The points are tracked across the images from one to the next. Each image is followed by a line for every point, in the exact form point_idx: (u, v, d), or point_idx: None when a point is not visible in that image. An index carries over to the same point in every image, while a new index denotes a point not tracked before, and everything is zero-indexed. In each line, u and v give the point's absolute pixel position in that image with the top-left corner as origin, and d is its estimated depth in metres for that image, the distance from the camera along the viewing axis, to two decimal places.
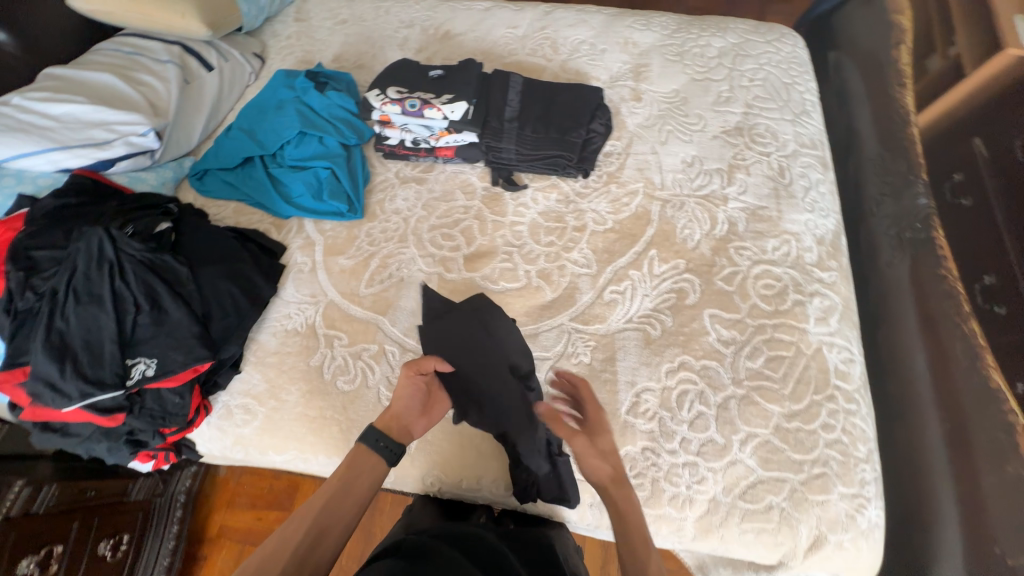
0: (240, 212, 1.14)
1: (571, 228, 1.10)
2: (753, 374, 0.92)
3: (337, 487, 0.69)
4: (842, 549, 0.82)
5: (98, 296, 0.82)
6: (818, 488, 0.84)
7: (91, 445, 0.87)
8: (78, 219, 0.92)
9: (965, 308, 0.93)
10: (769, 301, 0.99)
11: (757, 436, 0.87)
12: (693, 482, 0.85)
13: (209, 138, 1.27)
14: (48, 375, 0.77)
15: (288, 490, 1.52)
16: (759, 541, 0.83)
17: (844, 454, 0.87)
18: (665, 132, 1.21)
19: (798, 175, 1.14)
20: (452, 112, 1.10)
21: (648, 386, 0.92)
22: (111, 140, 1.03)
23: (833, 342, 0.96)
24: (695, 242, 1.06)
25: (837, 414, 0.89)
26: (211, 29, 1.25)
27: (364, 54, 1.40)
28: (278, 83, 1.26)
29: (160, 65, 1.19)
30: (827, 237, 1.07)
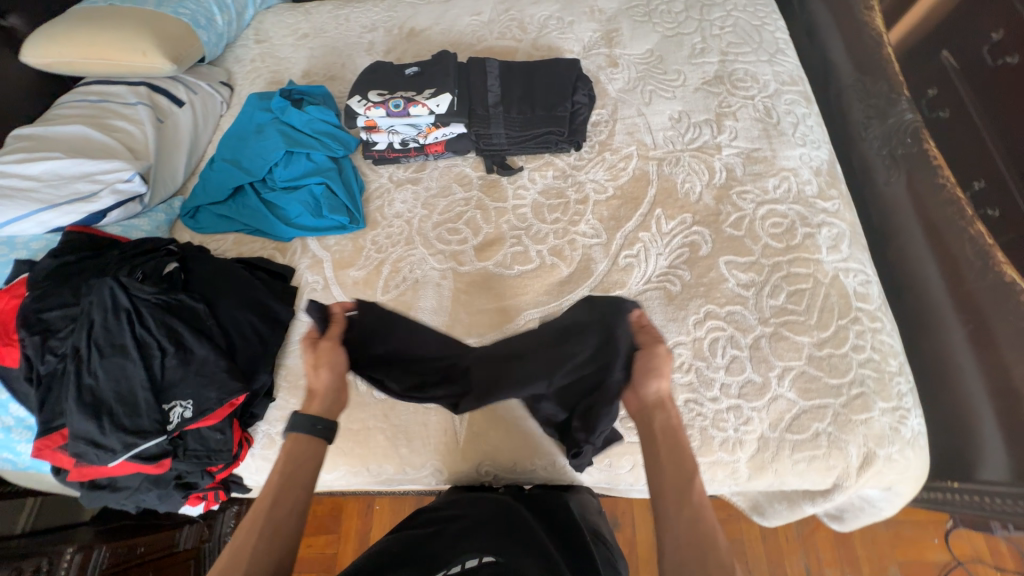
0: (240, 242, 1.13)
1: (574, 202, 1.11)
2: (778, 311, 0.94)
3: (290, 477, 0.68)
4: (892, 461, 0.85)
5: (120, 346, 0.81)
6: (860, 407, 0.86)
7: (141, 496, 0.86)
8: (83, 274, 0.90)
9: (967, 212, 0.96)
10: (779, 238, 1.01)
11: (792, 368, 0.89)
12: (740, 424, 0.87)
13: (194, 175, 1.25)
14: (88, 433, 0.76)
15: (333, 513, 1.51)
16: (812, 468, 0.85)
17: (878, 371, 0.89)
18: (647, 93, 1.22)
19: (784, 113, 1.15)
20: (437, 106, 1.09)
21: (679, 340, 0.93)
22: (97, 191, 1.00)
23: (847, 267, 0.98)
24: (697, 194, 1.08)
25: (864, 334, 0.92)
26: (175, 63, 1.23)
27: (333, 65, 1.38)
28: (253, 109, 1.24)
29: (129, 108, 1.16)
30: (823, 167, 1.09)
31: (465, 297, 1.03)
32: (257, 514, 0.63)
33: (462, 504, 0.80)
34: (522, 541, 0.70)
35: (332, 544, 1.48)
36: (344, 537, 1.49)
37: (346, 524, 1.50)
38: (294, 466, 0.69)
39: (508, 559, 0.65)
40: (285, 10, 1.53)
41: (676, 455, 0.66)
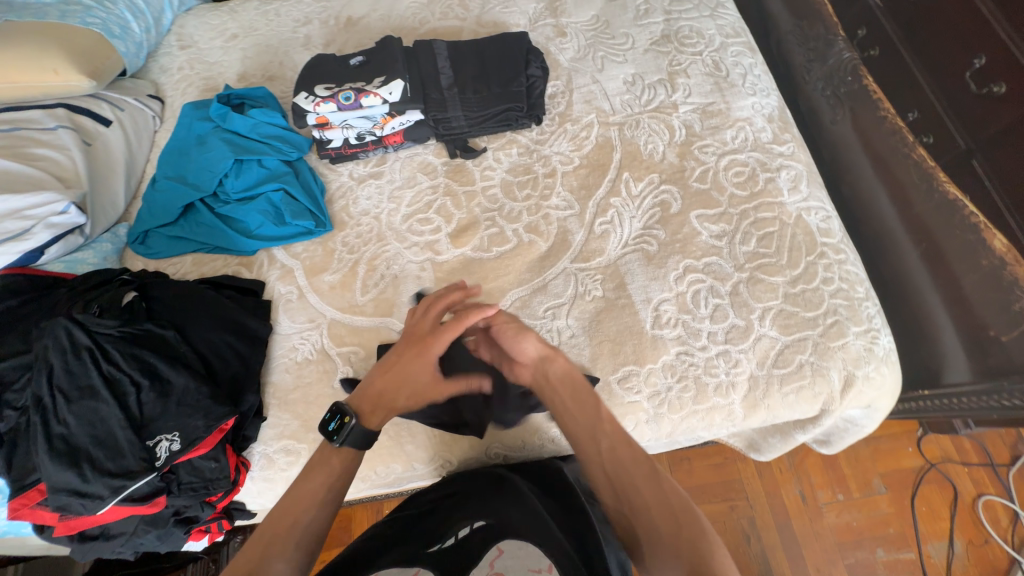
0: (199, 263, 1.06)
1: (542, 176, 1.10)
2: (751, 256, 0.98)
3: (313, 482, 0.69)
4: (870, 379, 0.91)
5: (88, 387, 0.75)
6: (836, 334, 0.92)
7: (139, 540, 0.82)
8: (33, 318, 0.84)
9: (910, 138, 1.00)
10: (743, 187, 1.04)
11: (771, 308, 0.94)
12: (730, 367, 0.91)
13: (136, 198, 1.16)
14: (68, 484, 0.71)
15: (343, 525, 1.49)
16: (801, 398, 0.90)
17: (848, 299, 0.94)
18: (598, 59, 1.22)
19: (732, 65, 1.18)
20: (390, 94, 1.05)
21: (663, 297, 0.96)
22: (29, 227, 0.91)
23: (809, 206, 1.02)
24: (661, 154, 1.10)
25: (832, 266, 0.97)
26: (93, 78, 1.13)
27: (270, 65, 1.30)
28: (190, 121, 1.16)
29: (49, 133, 1.05)
30: (775, 113, 1.13)
31: (447, 286, 1.01)
32: (278, 521, 0.65)
33: (454, 478, 0.83)
34: (517, 505, 0.76)
35: None
36: None
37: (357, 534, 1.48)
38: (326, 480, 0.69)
39: (499, 522, 0.73)
40: (207, 11, 1.43)
41: (583, 404, 0.77)
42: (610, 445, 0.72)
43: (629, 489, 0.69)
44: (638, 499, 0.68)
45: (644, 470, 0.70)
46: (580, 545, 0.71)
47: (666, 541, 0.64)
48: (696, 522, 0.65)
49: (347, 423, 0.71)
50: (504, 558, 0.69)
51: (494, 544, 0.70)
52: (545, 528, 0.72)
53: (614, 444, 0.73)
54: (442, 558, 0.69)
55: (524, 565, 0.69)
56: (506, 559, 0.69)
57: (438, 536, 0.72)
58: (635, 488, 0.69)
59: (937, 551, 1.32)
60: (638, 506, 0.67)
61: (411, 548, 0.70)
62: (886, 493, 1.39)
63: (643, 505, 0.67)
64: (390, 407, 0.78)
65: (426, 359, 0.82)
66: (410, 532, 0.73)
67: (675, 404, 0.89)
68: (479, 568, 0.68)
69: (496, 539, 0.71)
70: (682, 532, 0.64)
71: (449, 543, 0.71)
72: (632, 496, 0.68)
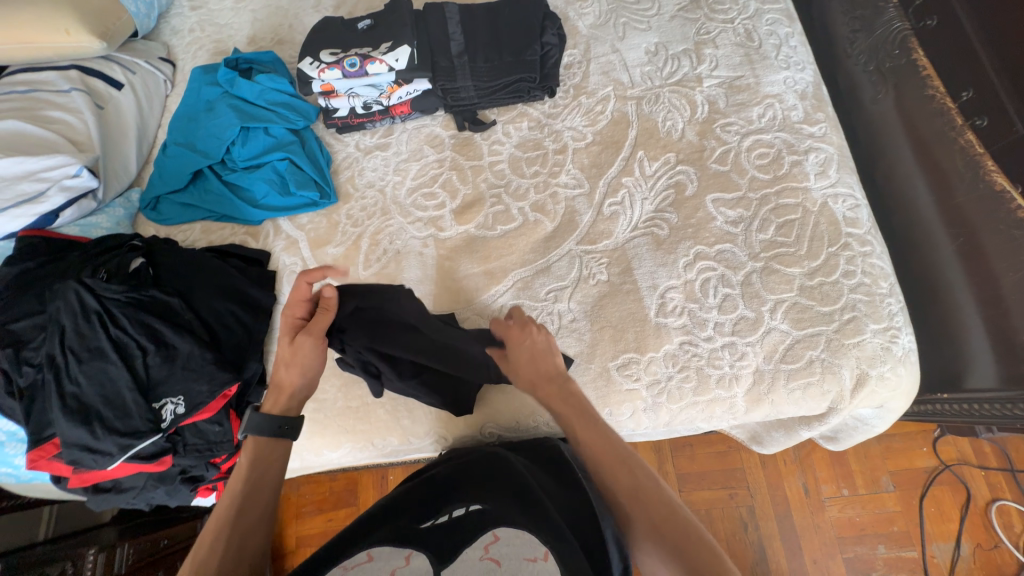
0: (208, 231, 1.08)
1: (552, 152, 1.06)
2: (768, 245, 0.93)
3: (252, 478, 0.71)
4: (884, 380, 0.86)
5: (98, 350, 0.78)
6: (852, 331, 0.87)
7: (149, 493, 0.87)
8: (44, 279, 0.86)
9: (959, 122, 0.92)
10: (766, 170, 0.98)
11: (785, 301, 0.89)
12: (735, 360, 0.88)
13: (148, 164, 1.17)
14: (80, 440, 0.75)
15: (349, 487, 1.55)
16: (808, 395, 0.87)
17: (869, 294, 0.89)
18: (620, 26, 1.14)
19: (766, 34, 1.09)
20: (396, 62, 1.01)
21: (671, 284, 0.92)
22: (44, 190, 0.93)
23: (836, 193, 0.95)
24: (679, 132, 1.03)
25: (855, 259, 0.91)
26: (104, 40, 1.12)
27: (279, 28, 1.27)
28: (200, 86, 1.15)
29: (63, 96, 1.06)
30: (809, 90, 1.04)
31: (449, 264, 1.00)
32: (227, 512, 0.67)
33: (451, 456, 0.84)
34: (514, 484, 0.73)
35: (352, 515, 1.53)
36: (363, 507, 1.54)
37: (362, 496, 1.55)
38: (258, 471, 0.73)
39: (497, 506, 0.70)
40: None
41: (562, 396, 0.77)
42: (585, 431, 0.72)
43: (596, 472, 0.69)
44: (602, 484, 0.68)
45: (609, 454, 0.69)
46: (575, 520, 0.71)
47: (629, 516, 0.64)
48: (663, 497, 0.64)
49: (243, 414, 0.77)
50: (500, 545, 0.64)
51: (489, 528, 0.66)
52: (544, 513, 0.68)
53: (588, 427, 0.72)
54: (433, 537, 0.65)
55: (521, 554, 0.63)
56: (501, 546, 0.64)
57: (434, 515, 0.70)
58: (602, 472, 0.68)
59: (941, 552, 1.30)
60: (604, 484, 0.68)
61: (401, 526, 0.68)
62: (894, 492, 1.35)
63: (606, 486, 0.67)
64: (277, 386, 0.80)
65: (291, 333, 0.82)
66: (399, 510, 0.70)
67: (675, 395, 0.87)
68: (472, 550, 0.63)
69: (492, 525, 0.67)
70: (642, 507, 0.63)
71: (443, 523, 0.68)
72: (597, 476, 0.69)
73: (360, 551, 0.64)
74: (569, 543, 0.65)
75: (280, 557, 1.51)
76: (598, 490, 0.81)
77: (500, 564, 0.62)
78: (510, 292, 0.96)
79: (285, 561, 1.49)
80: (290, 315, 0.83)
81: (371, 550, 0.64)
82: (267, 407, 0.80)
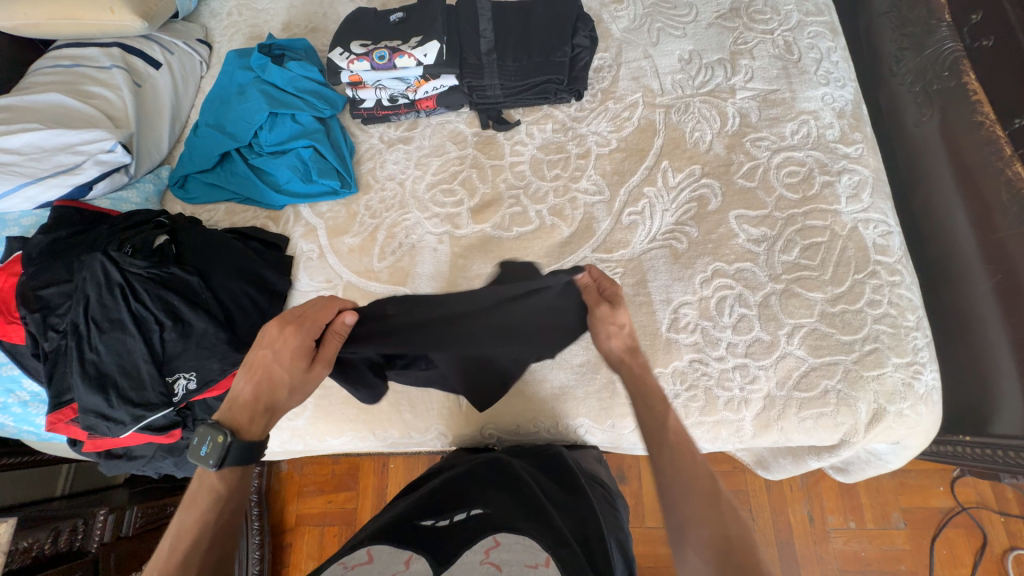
0: (232, 212, 1.10)
1: (575, 156, 1.04)
2: (791, 267, 0.90)
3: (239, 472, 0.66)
4: (902, 417, 0.83)
5: (118, 321, 0.81)
6: (872, 363, 0.84)
7: (157, 463, 0.90)
8: (72, 249, 0.89)
9: (1006, 152, 0.87)
10: (795, 189, 0.94)
11: (803, 326, 0.86)
12: (746, 383, 0.85)
13: (180, 142, 1.21)
14: (96, 407, 0.77)
15: (350, 472, 1.58)
16: (820, 426, 0.84)
17: (894, 326, 0.85)
18: (654, 31, 1.11)
19: (807, 48, 1.04)
20: (425, 56, 1.01)
21: (685, 300, 0.90)
22: (80, 162, 0.97)
23: (868, 218, 0.91)
24: (707, 143, 1.00)
25: (882, 288, 0.87)
26: (145, 19, 1.14)
27: (314, 16, 1.28)
28: (234, 69, 1.17)
29: (104, 73, 1.10)
30: (848, 108, 1.00)
31: (462, 262, 1.00)
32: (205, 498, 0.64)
33: (456, 468, 0.84)
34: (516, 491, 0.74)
35: (351, 499, 1.56)
36: (363, 493, 1.56)
37: (363, 481, 1.57)
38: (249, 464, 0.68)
39: (499, 513, 0.68)
40: None
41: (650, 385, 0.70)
42: (675, 425, 0.66)
43: (672, 466, 0.63)
44: (675, 480, 0.62)
45: (689, 452, 0.63)
46: (581, 529, 0.70)
47: (697, 517, 0.58)
48: (737, 513, 0.59)
49: (224, 442, 0.62)
50: (500, 550, 0.62)
51: (490, 532, 0.64)
52: (545, 521, 0.67)
53: (677, 420, 0.66)
54: (433, 540, 0.63)
55: (523, 560, 0.61)
56: (502, 552, 0.61)
57: (435, 516, 0.69)
58: (678, 467, 0.62)
59: None
60: (677, 479, 0.61)
61: (404, 523, 0.67)
62: (904, 530, 1.31)
63: (679, 486, 0.61)
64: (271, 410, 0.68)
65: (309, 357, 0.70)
66: (405, 515, 0.69)
67: (681, 413, 0.86)
68: (471, 553, 0.61)
69: (493, 530, 0.65)
70: (718, 515, 0.58)
71: (444, 525, 0.66)
72: (672, 470, 0.62)
73: (360, 549, 0.63)
74: (568, 549, 0.64)
75: (279, 533, 1.55)
76: (602, 498, 0.82)
77: (501, 569, 0.59)
78: None
79: (284, 537, 1.53)
80: (306, 333, 0.70)
81: (373, 546, 0.64)
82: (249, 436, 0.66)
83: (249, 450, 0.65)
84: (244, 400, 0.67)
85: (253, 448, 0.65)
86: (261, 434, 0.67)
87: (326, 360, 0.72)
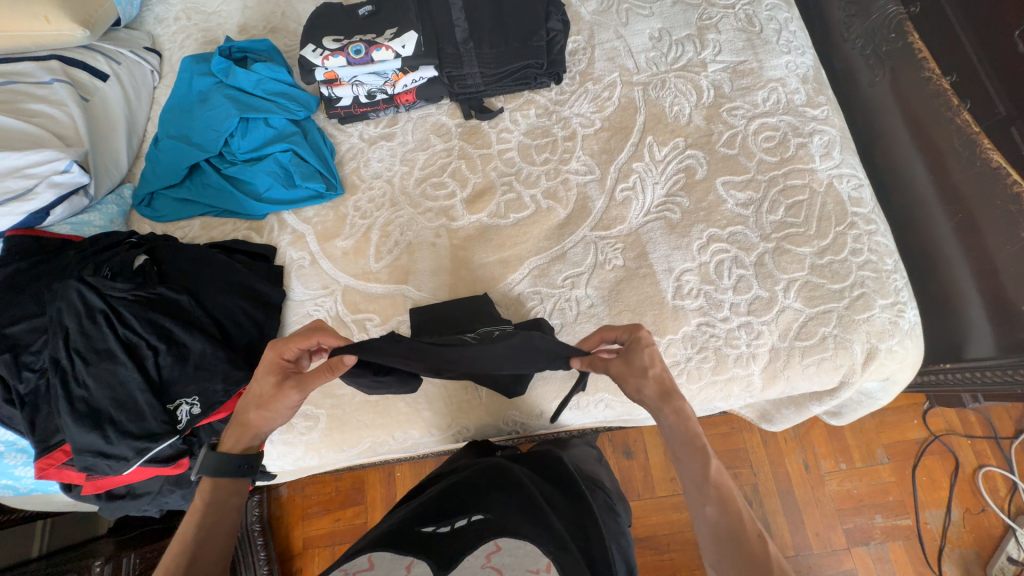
0: (209, 226, 1.04)
1: (562, 139, 1.05)
2: (779, 226, 0.94)
3: (218, 490, 0.69)
4: (893, 353, 0.89)
5: (104, 351, 0.75)
6: (862, 307, 0.90)
7: (164, 498, 0.84)
8: (38, 278, 0.81)
9: (954, 101, 0.94)
10: (773, 153, 1.00)
11: (797, 279, 0.91)
12: (752, 339, 0.89)
13: (139, 159, 1.12)
14: (91, 445, 0.71)
15: (356, 486, 1.53)
16: (821, 370, 0.89)
17: (876, 271, 0.92)
18: (623, 12, 1.14)
19: (767, 19, 1.10)
20: (403, 48, 0.98)
21: (686, 267, 0.93)
22: (32, 186, 0.89)
23: (841, 174, 0.98)
24: (687, 116, 1.04)
25: (861, 237, 0.93)
26: (87, 28, 1.06)
27: (272, 15, 1.23)
28: (190, 77, 1.11)
29: (45, 88, 1.01)
30: (810, 74, 1.06)
31: (463, 254, 0.99)
32: (190, 516, 0.66)
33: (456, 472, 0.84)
34: (520, 495, 0.73)
35: (360, 514, 1.51)
36: (372, 505, 1.52)
37: (370, 494, 1.53)
38: (235, 486, 0.71)
39: (499, 517, 0.68)
40: None
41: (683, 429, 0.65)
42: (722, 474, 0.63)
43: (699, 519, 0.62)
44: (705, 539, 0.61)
45: (735, 506, 0.60)
46: (581, 536, 0.72)
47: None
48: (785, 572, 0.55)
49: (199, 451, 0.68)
50: (502, 555, 0.62)
51: (490, 537, 0.64)
52: (549, 528, 0.67)
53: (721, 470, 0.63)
54: (433, 548, 0.63)
55: (523, 565, 0.62)
56: (503, 557, 0.62)
57: (435, 521, 0.69)
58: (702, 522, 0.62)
59: (934, 518, 1.36)
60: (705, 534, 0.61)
61: (402, 532, 0.67)
62: (888, 463, 1.41)
63: (711, 546, 0.60)
64: (241, 426, 0.70)
65: (276, 377, 0.69)
66: (401, 521, 0.70)
67: (694, 374, 0.89)
68: (472, 558, 0.62)
69: (493, 534, 0.65)
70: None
71: (443, 532, 0.66)
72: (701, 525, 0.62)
73: (360, 556, 0.63)
74: (569, 555, 0.64)
75: (288, 560, 1.48)
76: (603, 504, 0.86)
77: (501, 574, 0.60)
78: (527, 279, 0.95)
79: (293, 563, 1.47)
80: (276, 352, 0.69)
81: (371, 554, 0.64)
82: (226, 446, 0.71)
83: (222, 462, 0.69)
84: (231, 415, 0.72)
85: (220, 460, 0.68)
86: (233, 446, 0.71)
87: (297, 384, 0.68)
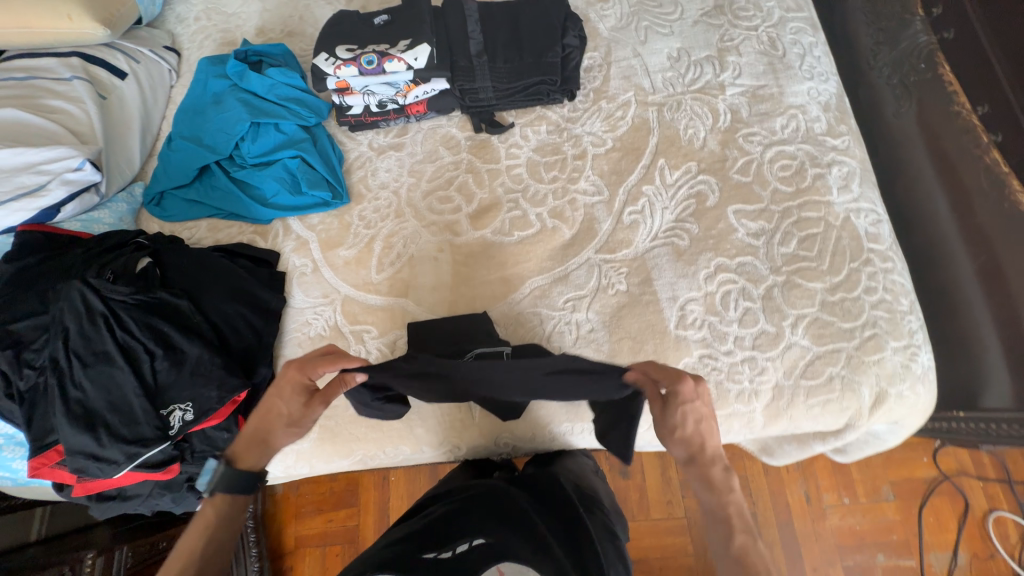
0: (215, 228, 1.05)
1: (571, 157, 1.04)
2: (790, 259, 0.92)
3: (237, 506, 0.65)
4: (903, 397, 0.86)
5: (102, 353, 0.75)
6: (873, 349, 0.86)
7: (154, 501, 0.84)
8: (44, 279, 0.82)
9: (983, 138, 0.91)
10: (788, 182, 0.97)
11: (806, 316, 0.88)
12: (755, 375, 0.87)
13: (152, 157, 1.13)
14: (84, 447, 0.72)
15: (350, 488, 1.54)
16: (827, 411, 0.86)
17: (890, 311, 0.88)
18: (642, 30, 1.12)
19: (791, 43, 1.07)
20: (415, 60, 0.97)
21: (691, 296, 0.91)
22: (45, 183, 0.90)
23: (859, 208, 0.95)
24: (701, 140, 1.02)
25: (876, 275, 0.90)
26: (108, 27, 1.07)
27: (290, 19, 1.23)
28: (206, 78, 1.12)
29: (64, 85, 1.02)
30: (832, 102, 1.03)
31: (465, 270, 0.98)
32: (195, 527, 0.63)
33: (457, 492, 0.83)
34: (519, 520, 0.73)
35: (353, 516, 1.51)
36: (365, 509, 1.52)
37: (363, 496, 1.53)
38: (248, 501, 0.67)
39: (501, 543, 0.68)
40: None
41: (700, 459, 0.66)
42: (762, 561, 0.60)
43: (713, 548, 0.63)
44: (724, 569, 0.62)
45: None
46: (580, 558, 0.70)
47: None
48: None
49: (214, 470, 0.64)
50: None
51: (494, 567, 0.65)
52: (549, 556, 0.67)
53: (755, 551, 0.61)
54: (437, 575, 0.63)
55: None
56: None
57: (438, 546, 0.68)
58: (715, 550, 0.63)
59: (939, 561, 1.31)
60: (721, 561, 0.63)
61: (404, 554, 0.65)
62: (895, 501, 1.36)
63: None
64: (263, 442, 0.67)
65: (303, 393, 0.68)
66: (403, 541, 0.68)
67: None
68: None
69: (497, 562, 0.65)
70: None
71: (445, 558, 0.66)
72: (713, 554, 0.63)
73: None
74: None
75: (279, 558, 1.49)
76: (599, 522, 0.82)
77: None
78: (528, 299, 0.94)
79: (284, 561, 1.48)
80: (299, 371, 0.67)
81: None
82: (246, 462, 0.66)
83: (239, 479, 0.65)
84: (245, 431, 0.67)
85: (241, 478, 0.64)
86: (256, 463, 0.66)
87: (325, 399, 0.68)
